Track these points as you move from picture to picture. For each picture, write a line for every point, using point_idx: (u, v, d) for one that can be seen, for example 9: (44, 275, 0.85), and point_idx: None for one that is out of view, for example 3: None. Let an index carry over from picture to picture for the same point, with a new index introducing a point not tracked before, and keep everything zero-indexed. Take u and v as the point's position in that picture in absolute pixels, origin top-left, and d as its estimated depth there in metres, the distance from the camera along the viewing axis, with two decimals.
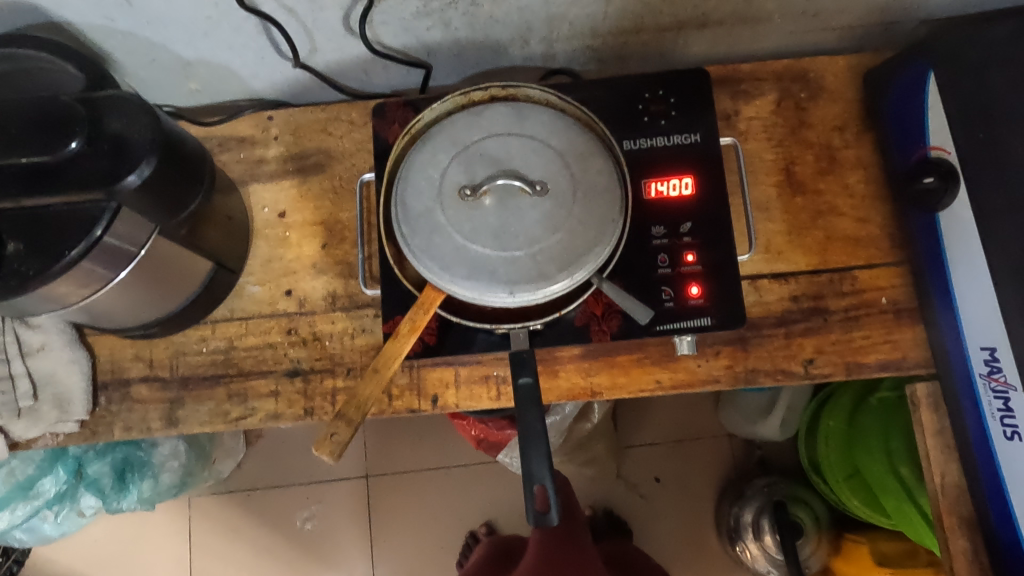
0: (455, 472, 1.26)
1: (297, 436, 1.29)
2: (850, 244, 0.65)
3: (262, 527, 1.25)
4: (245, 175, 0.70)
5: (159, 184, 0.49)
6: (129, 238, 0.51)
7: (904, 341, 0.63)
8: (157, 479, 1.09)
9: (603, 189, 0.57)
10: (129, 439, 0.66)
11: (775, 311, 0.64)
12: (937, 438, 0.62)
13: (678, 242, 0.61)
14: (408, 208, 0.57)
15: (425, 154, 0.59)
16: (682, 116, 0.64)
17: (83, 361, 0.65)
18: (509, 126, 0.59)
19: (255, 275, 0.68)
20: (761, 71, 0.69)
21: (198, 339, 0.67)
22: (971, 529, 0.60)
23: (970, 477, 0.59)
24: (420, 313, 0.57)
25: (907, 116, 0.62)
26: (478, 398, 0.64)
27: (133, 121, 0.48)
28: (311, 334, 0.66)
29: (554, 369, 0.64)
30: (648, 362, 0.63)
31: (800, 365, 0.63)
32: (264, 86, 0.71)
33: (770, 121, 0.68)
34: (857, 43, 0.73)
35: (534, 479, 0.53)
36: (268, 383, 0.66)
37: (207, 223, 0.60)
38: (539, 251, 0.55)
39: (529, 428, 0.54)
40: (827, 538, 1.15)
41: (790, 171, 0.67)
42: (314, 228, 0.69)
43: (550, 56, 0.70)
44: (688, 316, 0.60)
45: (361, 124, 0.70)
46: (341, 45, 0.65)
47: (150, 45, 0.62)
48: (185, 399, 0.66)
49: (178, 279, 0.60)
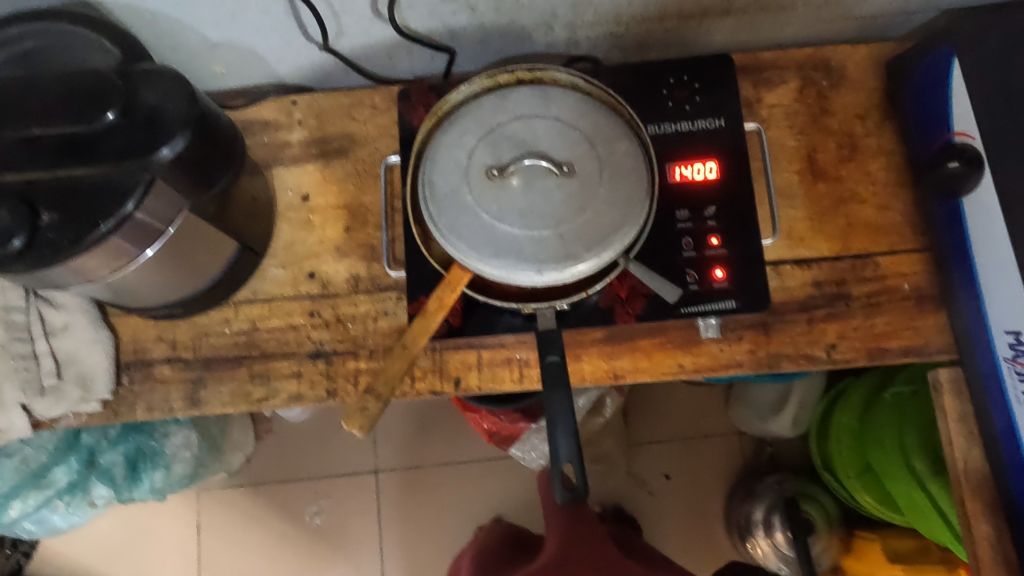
0: (465, 467, 1.26)
1: (308, 430, 1.28)
2: (872, 231, 0.65)
3: (270, 521, 1.25)
4: (268, 158, 0.70)
5: (191, 159, 0.49)
6: (160, 216, 0.51)
7: (926, 327, 0.63)
8: (169, 470, 1.07)
9: (630, 171, 0.57)
10: (151, 419, 0.66)
11: (797, 296, 0.64)
12: (959, 423, 0.62)
13: (702, 226, 0.63)
14: (435, 187, 0.57)
15: (452, 135, 0.59)
16: (707, 101, 0.66)
17: (107, 340, 0.65)
18: (536, 108, 0.59)
19: (278, 258, 0.68)
20: (783, 60, 0.69)
21: (221, 320, 0.67)
22: (995, 514, 0.60)
23: (994, 462, 0.59)
24: (448, 291, 0.58)
25: (930, 103, 0.62)
26: (501, 381, 0.64)
27: (168, 94, 0.48)
28: (334, 316, 0.66)
29: (578, 352, 0.64)
30: (671, 346, 0.63)
31: (823, 350, 0.63)
32: (288, 70, 0.72)
33: (792, 109, 0.68)
34: (877, 33, 0.74)
35: (561, 458, 0.54)
36: (291, 365, 0.66)
37: (234, 203, 0.60)
38: (566, 231, 0.55)
39: (557, 408, 0.55)
40: (838, 535, 1.14)
41: (812, 158, 0.67)
42: (337, 211, 0.69)
43: (573, 43, 0.70)
44: (712, 298, 0.61)
45: (385, 109, 0.71)
46: (368, 28, 0.65)
47: (179, 27, 0.63)
48: (208, 379, 0.66)
49: (204, 259, 0.60)
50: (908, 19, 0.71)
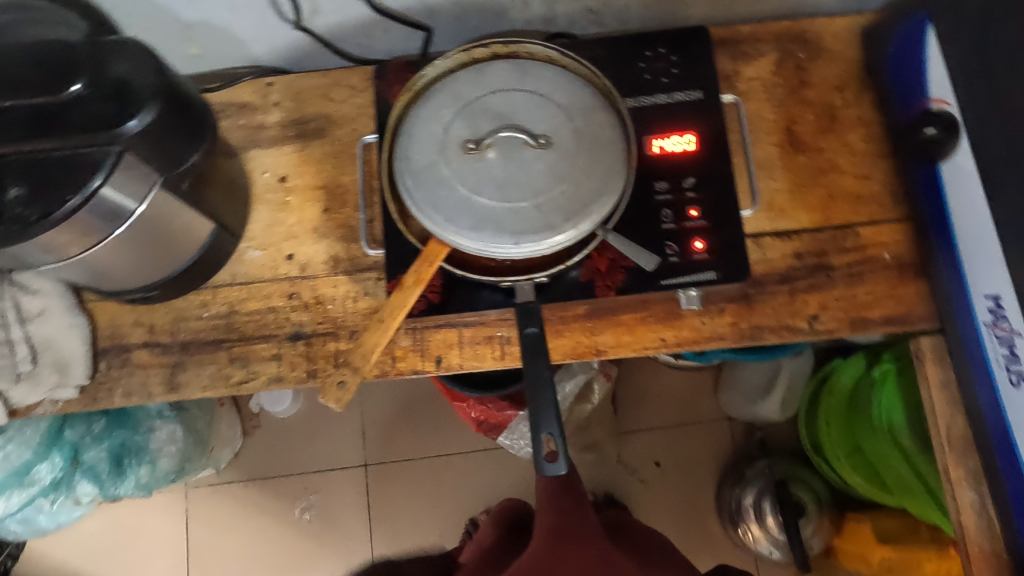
0: (455, 459, 1.25)
1: (296, 425, 1.28)
2: (853, 201, 0.65)
3: (259, 518, 1.24)
4: (245, 140, 0.70)
5: (163, 133, 0.48)
6: (129, 193, 0.50)
7: (908, 296, 0.63)
8: (155, 465, 1.06)
9: (608, 142, 0.57)
10: (130, 405, 0.65)
11: (779, 268, 0.64)
12: (942, 391, 0.62)
13: (681, 198, 0.63)
14: (411, 161, 0.57)
15: (428, 109, 0.58)
16: (685, 74, 0.66)
17: (83, 326, 0.65)
18: (512, 81, 0.59)
19: (256, 240, 0.68)
20: (760, 33, 0.69)
21: (199, 304, 0.66)
22: (978, 481, 0.60)
23: (977, 428, 0.59)
24: (426, 265, 0.59)
25: (909, 72, 0.62)
26: (482, 358, 0.63)
27: (137, 65, 0.47)
28: (314, 297, 0.66)
29: (559, 329, 0.63)
30: (653, 320, 0.63)
31: (805, 321, 0.63)
32: (264, 51, 0.71)
33: (770, 81, 0.68)
34: (854, 6, 0.74)
35: (542, 429, 0.54)
36: (271, 347, 0.65)
37: (209, 182, 0.59)
38: (543, 202, 0.55)
39: (538, 380, 0.55)
40: (829, 517, 1.14)
41: (791, 130, 0.67)
42: (315, 192, 0.68)
43: (550, 19, 0.70)
44: (692, 270, 0.61)
45: (362, 89, 0.70)
46: (342, 6, 0.65)
47: (151, 6, 0.62)
48: (187, 363, 0.65)
49: (179, 241, 0.59)
50: None
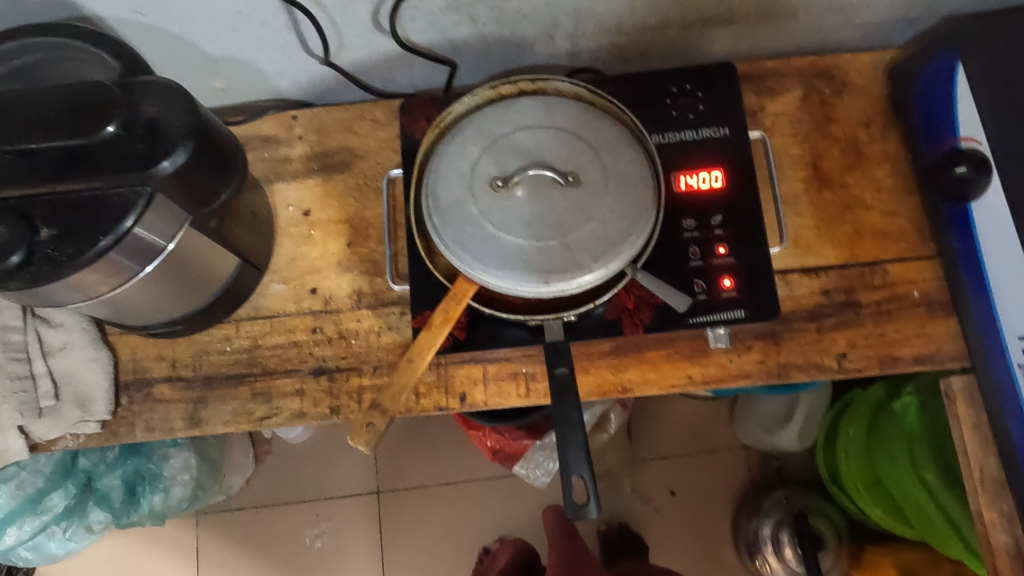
0: (469, 487, 1.24)
1: (308, 451, 1.27)
2: (880, 238, 0.64)
3: (271, 546, 1.22)
4: (269, 173, 0.70)
5: (194, 172, 0.48)
6: (158, 232, 0.50)
7: (938, 334, 0.62)
8: (169, 493, 1.06)
9: (636, 178, 0.56)
10: (151, 440, 0.64)
11: (806, 305, 0.63)
12: (974, 432, 0.61)
13: (709, 235, 0.63)
14: (439, 199, 0.56)
15: (455, 146, 0.58)
16: (711, 110, 0.66)
17: (106, 360, 0.65)
18: (539, 118, 0.59)
19: (279, 274, 0.67)
20: (785, 68, 0.69)
21: (221, 338, 0.66)
22: (1012, 524, 0.59)
23: (1011, 470, 0.58)
24: (454, 304, 0.58)
25: (934, 109, 0.62)
26: (507, 395, 0.63)
27: (169, 105, 0.47)
28: (337, 332, 0.65)
29: (585, 365, 0.63)
30: (680, 357, 0.62)
31: (833, 359, 0.62)
32: (289, 85, 0.72)
33: (795, 117, 0.68)
34: (878, 41, 0.74)
35: (571, 471, 0.53)
36: (293, 382, 0.64)
37: (234, 218, 0.59)
38: (571, 240, 0.54)
39: (566, 419, 0.54)
40: (848, 550, 1.12)
41: (817, 166, 0.67)
42: (339, 226, 0.68)
43: (574, 54, 0.70)
44: (721, 308, 0.61)
45: (386, 122, 0.70)
46: (368, 41, 0.65)
47: (179, 42, 0.63)
48: (209, 398, 0.65)
49: (204, 276, 0.59)
50: (908, 25, 0.71)
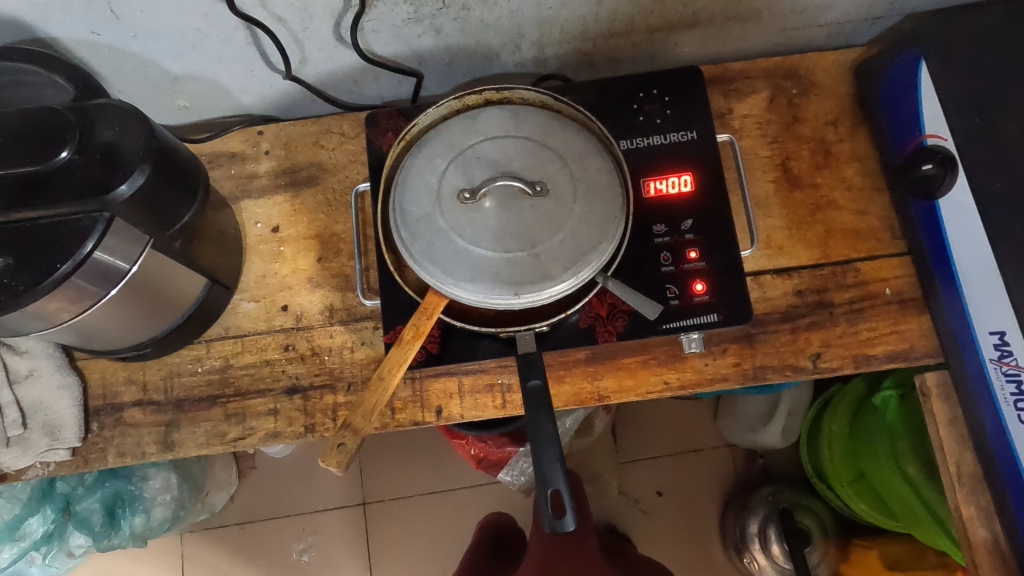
0: (455, 495, 1.23)
1: (291, 465, 1.25)
2: (850, 237, 0.65)
3: (256, 562, 1.21)
4: (236, 191, 0.69)
5: (154, 194, 0.47)
6: (121, 255, 0.49)
7: (911, 331, 0.62)
8: (149, 514, 1.04)
9: (605, 187, 0.56)
10: (123, 466, 0.63)
11: (780, 306, 0.63)
12: (950, 427, 0.62)
13: (680, 240, 0.63)
14: (406, 213, 0.56)
15: (422, 159, 0.58)
16: (678, 115, 0.66)
17: (74, 386, 0.64)
18: (505, 129, 0.58)
19: (249, 292, 0.67)
20: (752, 70, 0.69)
21: (192, 359, 0.65)
22: (990, 519, 0.59)
23: (986, 464, 0.59)
24: (424, 318, 0.58)
25: (900, 107, 0.62)
26: (484, 408, 0.62)
27: (125, 128, 0.47)
28: (310, 349, 0.65)
29: (561, 375, 0.62)
30: (654, 363, 0.62)
31: (808, 360, 0.62)
32: (253, 100, 0.71)
33: (763, 118, 0.68)
34: (843, 40, 0.74)
35: (548, 484, 0.53)
36: (266, 402, 0.64)
37: (201, 238, 0.58)
38: (541, 251, 0.54)
39: (541, 432, 0.54)
40: (835, 545, 1.13)
41: (786, 166, 0.67)
42: (308, 241, 0.67)
43: (541, 61, 0.70)
44: (694, 313, 0.61)
45: (353, 136, 0.70)
46: (332, 55, 0.64)
47: (138, 61, 0.62)
48: (181, 421, 0.64)
49: (171, 298, 0.58)
50: (872, 23, 0.72)
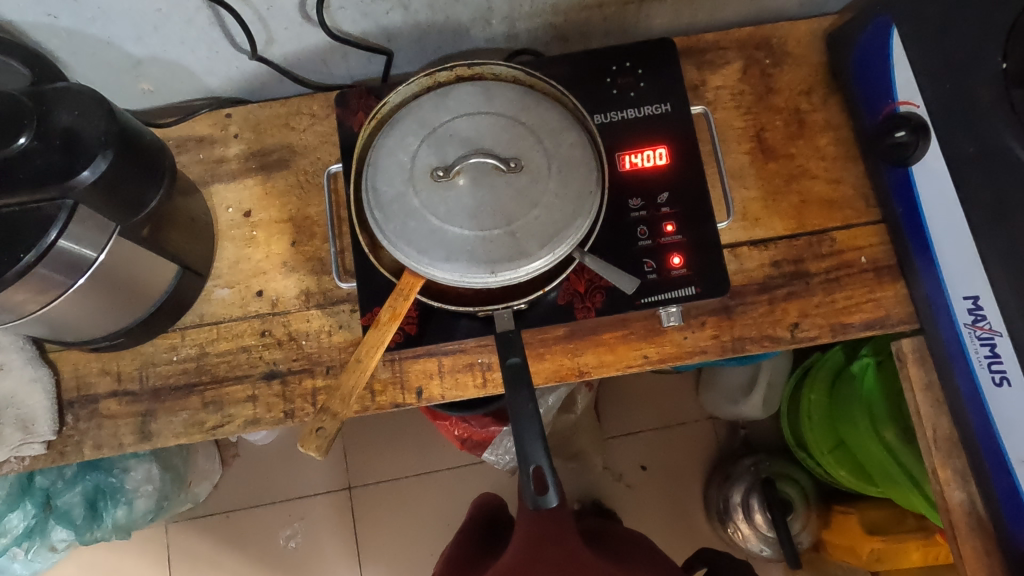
0: (441, 476, 1.23)
1: (274, 452, 1.24)
2: (825, 207, 0.65)
3: (242, 550, 1.21)
4: (206, 175, 0.68)
5: (120, 179, 0.46)
6: (88, 242, 0.47)
7: (887, 299, 0.63)
8: (132, 505, 1.02)
9: (579, 162, 0.55)
10: (100, 457, 0.62)
11: (757, 278, 0.63)
12: (926, 392, 0.63)
13: (656, 214, 0.63)
14: (379, 194, 0.55)
15: (393, 138, 0.57)
16: (652, 87, 0.66)
17: (46, 378, 0.62)
18: (477, 105, 0.57)
19: (222, 278, 0.66)
20: (725, 40, 0.69)
21: (167, 347, 0.64)
22: (965, 479, 0.61)
23: (962, 426, 0.60)
24: (401, 299, 0.57)
25: (873, 76, 0.62)
26: (464, 387, 0.62)
27: (84, 114, 0.45)
28: (287, 334, 0.64)
29: (540, 352, 0.62)
30: (635, 337, 0.62)
31: (786, 330, 0.62)
32: (219, 82, 0.70)
33: (737, 89, 0.68)
34: (815, 8, 0.74)
35: (530, 461, 0.53)
36: (245, 389, 0.63)
37: (169, 224, 0.57)
38: (516, 227, 0.53)
39: (521, 410, 0.54)
40: (817, 511, 1.15)
41: (761, 137, 0.67)
42: (281, 225, 0.66)
43: (512, 36, 0.70)
44: (672, 286, 0.61)
45: (324, 116, 0.68)
46: (298, 33, 0.63)
47: (99, 43, 0.60)
48: (158, 411, 0.63)
49: (142, 286, 0.57)
50: None
